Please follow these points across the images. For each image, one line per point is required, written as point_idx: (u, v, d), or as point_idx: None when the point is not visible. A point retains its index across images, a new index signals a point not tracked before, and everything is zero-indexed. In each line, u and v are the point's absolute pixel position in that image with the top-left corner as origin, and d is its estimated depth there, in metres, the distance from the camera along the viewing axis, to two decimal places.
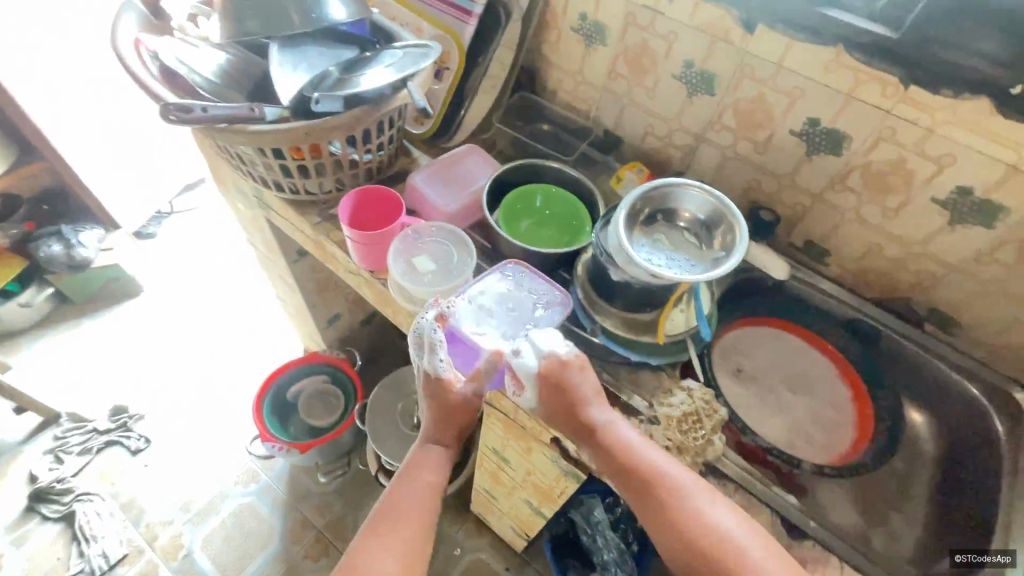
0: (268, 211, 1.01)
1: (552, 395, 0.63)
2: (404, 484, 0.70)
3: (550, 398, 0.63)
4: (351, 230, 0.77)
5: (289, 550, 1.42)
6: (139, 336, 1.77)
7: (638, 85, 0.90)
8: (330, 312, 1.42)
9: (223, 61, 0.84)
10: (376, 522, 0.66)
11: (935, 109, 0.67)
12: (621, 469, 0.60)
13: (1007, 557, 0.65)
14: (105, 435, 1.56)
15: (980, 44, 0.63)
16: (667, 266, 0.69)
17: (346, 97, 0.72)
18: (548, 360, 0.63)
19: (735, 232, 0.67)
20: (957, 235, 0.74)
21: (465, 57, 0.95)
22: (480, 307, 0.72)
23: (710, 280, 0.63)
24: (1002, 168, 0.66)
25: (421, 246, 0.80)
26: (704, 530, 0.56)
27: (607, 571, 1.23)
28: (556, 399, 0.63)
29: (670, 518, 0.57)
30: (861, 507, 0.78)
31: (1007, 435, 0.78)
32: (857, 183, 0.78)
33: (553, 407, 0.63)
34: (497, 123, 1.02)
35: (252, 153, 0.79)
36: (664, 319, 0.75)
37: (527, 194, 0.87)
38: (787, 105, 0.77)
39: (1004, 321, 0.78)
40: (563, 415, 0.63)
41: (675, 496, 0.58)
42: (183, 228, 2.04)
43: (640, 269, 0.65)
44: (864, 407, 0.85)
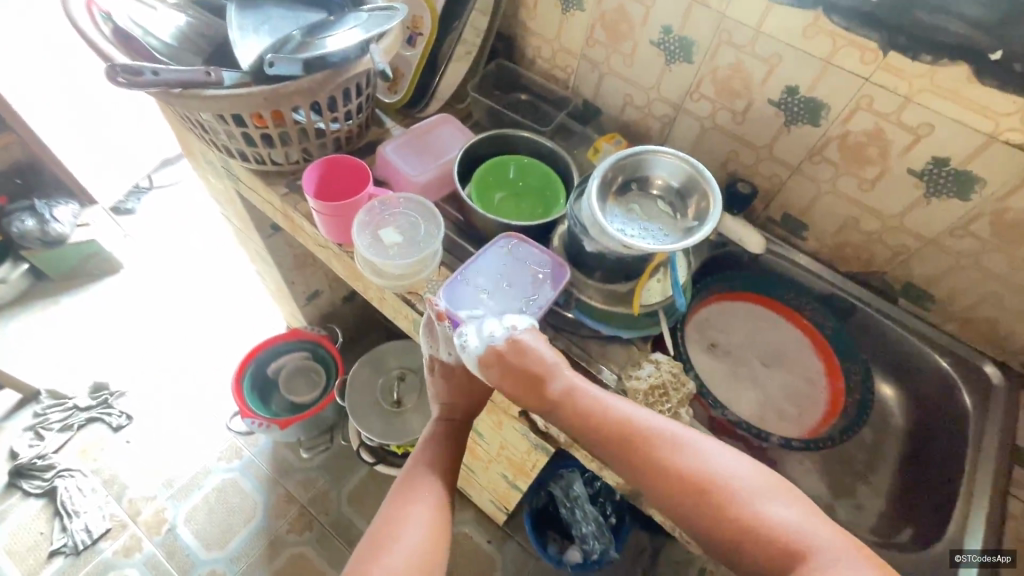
0: (237, 182, 0.98)
1: (503, 370, 0.62)
2: (421, 459, 0.71)
3: (505, 372, 0.62)
4: (314, 199, 0.75)
5: (272, 524, 1.43)
6: (119, 313, 1.75)
7: (616, 52, 0.88)
8: (310, 288, 1.40)
9: (183, 24, 0.81)
10: (398, 494, 0.67)
11: (914, 76, 0.65)
12: (586, 431, 0.58)
13: (1009, 558, 0.65)
14: (86, 412, 1.55)
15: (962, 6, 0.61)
16: (641, 237, 0.67)
17: (307, 60, 0.69)
18: (486, 351, 0.64)
19: (709, 199, 0.66)
20: (932, 207, 0.73)
21: (438, 22, 0.92)
22: (465, 288, 0.71)
23: (682, 249, 0.62)
24: (979, 138, 0.65)
25: (389, 218, 0.78)
26: (683, 469, 0.53)
27: (585, 544, 1.28)
28: (509, 372, 0.62)
29: (648, 470, 0.54)
30: (828, 480, 0.79)
31: (976, 409, 0.78)
32: (834, 154, 0.77)
33: (507, 381, 0.62)
34: (475, 93, 0.96)
35: (212, 121, 0.76)
36: (641, 289, 0.73)
37: (500, 165, 0.84)
38: (766, 73, 0.75)
39: (977, 295, 0.78)
40: (517, 386, 0.62)
41: (647, 442, 0.55)
42: (162, 204, 2.00)
43: (613, 239, 0.64)
44: (837, 380, 0.84)
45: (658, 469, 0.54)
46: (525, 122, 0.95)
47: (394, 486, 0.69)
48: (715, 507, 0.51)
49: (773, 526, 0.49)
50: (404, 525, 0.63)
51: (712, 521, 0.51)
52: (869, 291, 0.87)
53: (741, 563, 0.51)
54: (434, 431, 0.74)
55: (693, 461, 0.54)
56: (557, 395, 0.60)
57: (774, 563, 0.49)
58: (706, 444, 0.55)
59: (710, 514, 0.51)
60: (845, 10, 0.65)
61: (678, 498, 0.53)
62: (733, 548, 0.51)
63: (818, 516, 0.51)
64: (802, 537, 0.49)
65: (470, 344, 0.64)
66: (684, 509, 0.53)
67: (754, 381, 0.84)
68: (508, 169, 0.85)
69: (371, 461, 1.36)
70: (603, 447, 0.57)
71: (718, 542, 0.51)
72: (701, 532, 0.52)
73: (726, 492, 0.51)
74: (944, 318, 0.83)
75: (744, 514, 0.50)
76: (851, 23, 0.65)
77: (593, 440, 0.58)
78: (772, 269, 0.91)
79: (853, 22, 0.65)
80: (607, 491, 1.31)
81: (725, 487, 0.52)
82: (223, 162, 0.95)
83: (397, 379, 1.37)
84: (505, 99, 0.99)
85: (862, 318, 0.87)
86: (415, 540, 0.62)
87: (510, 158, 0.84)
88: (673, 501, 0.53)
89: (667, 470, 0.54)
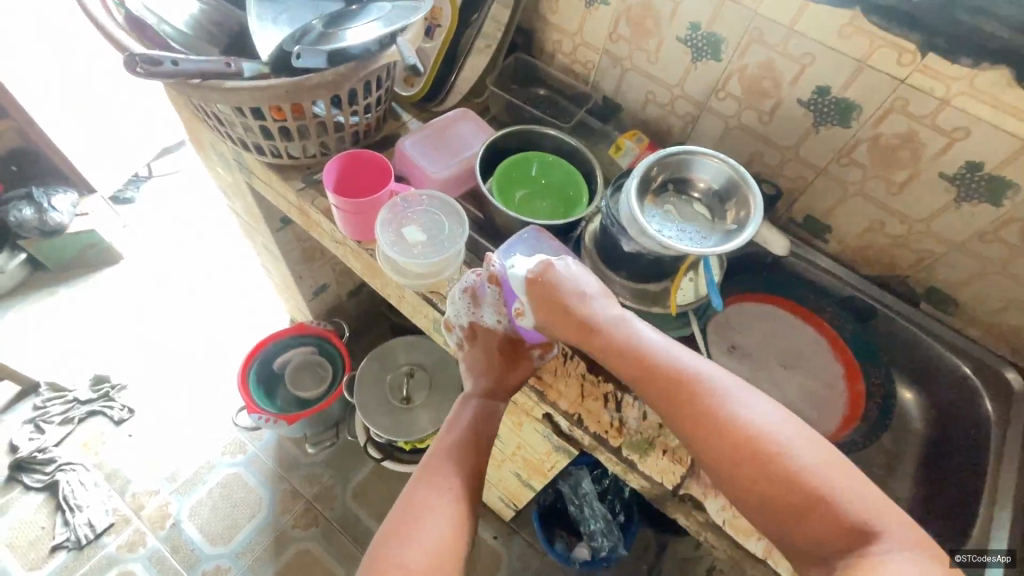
0: (248, 175, 0.96)
1: (551, 301, 0.63)
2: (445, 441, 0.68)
3: (552, 303, 0.63)
4: (335, 195, 0.73)
5: (278, 519, 1.42)
6: (119, 304, 1.72)
7: (640, 48, 0.86)
8: (317, 282, 1.38)
9: (196, 11, 0.78)
10: (423, 477, 0.64)
11: (952, 78, 0.64)
12: (638, 368, 0.58)
13: (1009, 558, 0.66)
14: (87, 404, 1.53)
15: (1004, 8, 0.60)
16: (676, 239, 0.67)
17: (331, 52, 0.67)
18: (537, 267, 0.64)
19: (750, 204, 0.65)
20: (961, 212, 0.73)
21: (458, 13, 0.89)
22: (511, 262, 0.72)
23: (721, 255, 0.61)
24: (1016, 143, 0.64)
25: (412, 217, 0.76)
26: (734, 424, 0.53)
27: (593, 541, 1.28)
28: (557, 302, 0.63)
29: (698, 417, 0.55)
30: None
31: (996, 414, 0.78)
32: (863, 156, 0.76)
33: (553, 308, 0.63)
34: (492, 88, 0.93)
35: (229, 113, 0.74)
36: (676, 289, 0.73)
37: (523, 161, 0.82)
38: (797, 72, 0.73)
39: (1002, 301, 0.77)
40: (564, 317, 0.63)
41: (705, 389, 0.55)
42: (163, 193, 1.96)
43: (652, 240, 0.63)
44: (857, 384, 0.83)
45: (714, 420, 0.54)
46: (545, 117, 0.93)
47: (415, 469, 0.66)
48: (769, 466, 0.51)
49: (829, 493, 0.49)
50: (430, 511, 0.60)
51: (759, 482, 0.51)
52: (890, 294, 0.87)
53: (781, 528, 0.51)
54: (460, 410, 0.72)
55: (753, 419, 0.53)
56: (605, 331, 0.61)
57: (820, 533, 0.49)
58: (758, 406, 0.54)
59: (763, 472, 0.51)
60: (884, 9, 0.63)
61: (727, 454, 0.53)
62: (778, 511, 0.51)
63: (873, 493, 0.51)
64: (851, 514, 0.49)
65: (518, 267, 0.66)
66: (733, 463, 0.52)
67: (776, 383, 0.84)
68: (531, 164, 0.83)
69: (379, 457, 1.35)
70: (654, 388, 0.57)
71: (761, 504, 0.51)
72: (744, 491, 0.52)
73: (777, 454, 0.51)
74: (966, 323, 0.83)
75: (801, 478, 0.50)
76: (889, 22, 0.64)
77: (642, 381, 0.58)
78: (792, 272, 0.91)
79: (892, 22, 0.64)
80: (615, 489, 1.30)
81: (785, 447, 0.52)
82: (235, 155, 0.93)
83: (405, 375, 1.36)
84: (524, 94, 0.97)
85: (884, 322, 0.86)
86: (440, 528, 0.59)
87: (534, 154, 0.82)
88: (720, 456, 0.53)
89: (724, 422, 0.53)
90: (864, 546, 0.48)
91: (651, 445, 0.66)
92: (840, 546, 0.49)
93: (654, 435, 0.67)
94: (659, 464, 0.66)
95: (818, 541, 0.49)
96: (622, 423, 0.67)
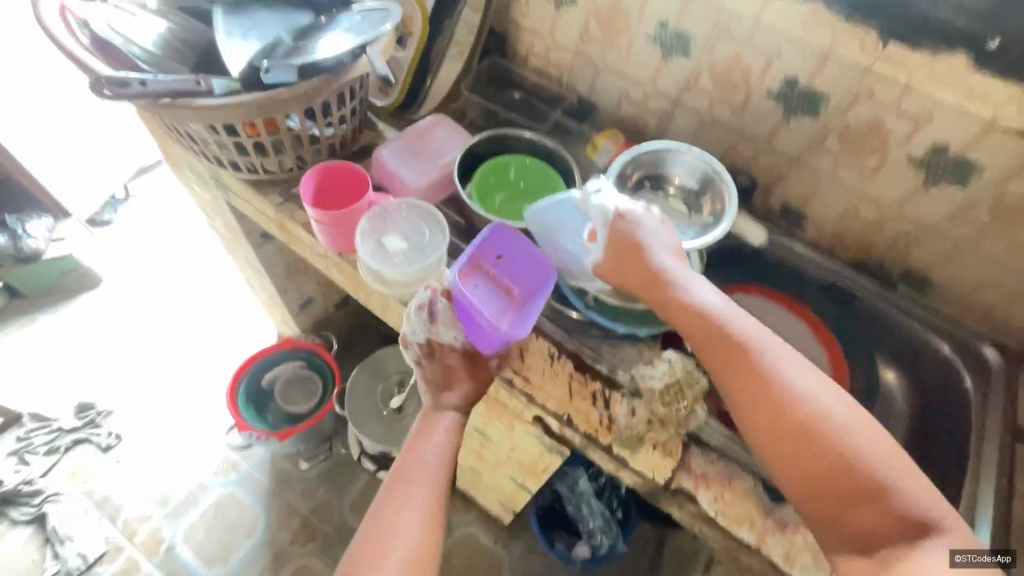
0: (226, 192, 0.95)
1: (627, 256, 0.63)
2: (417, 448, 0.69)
3: (628, 258, 0.63)
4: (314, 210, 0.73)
5: (274, 537, 1.41)
6: (101, 328, 1.69)
7: (611, 48, 0.87)
8: (302, 296, 1.37)
9: (163, 30, 0.77)
10: (393, 485, 0.66)
11: (913, 65, 0.65)
12: (702, 331, 0.59)
13: (1008, 558, 0.66)
14: (73, 433, 1.50)
15: None
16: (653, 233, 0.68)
17: (301, 66, 0.67)
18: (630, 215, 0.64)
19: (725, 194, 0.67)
20: (932, 194, 0.75)
21: (430, 21, 0.89)
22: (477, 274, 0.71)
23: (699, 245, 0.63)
24: (979, 126, 0.66)
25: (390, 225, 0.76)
26: (792, 396, 0.54)
27: (593, 539, 1.30)
28: (634, 258, 0.63)
29: (759, 383, 0.56)
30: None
31: (977, 390, 0.80)
32: (834, 145, 0.77)
33: (628, 263, 0.63)
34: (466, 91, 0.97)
35: (202, 131, 0.73)
36: None
37: (500, 167, 0.83)
38: (764, 65, 0.75)
39: (977, 279, 0.79)
40: (635, 273, 0.63)
41: (766, 359, 0.56)
42: (141, 213, 1.94)
43: (637, 234, 0.66)
44: (843, 368, 0.84)
45: (773, 393, 0.55)
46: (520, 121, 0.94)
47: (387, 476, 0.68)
48: (824, 447, 0.52)
49: (878, 478, 0.51)
50: (405, 514, 0.63)
51: (810, 454, 0.53)
52: (868, 277, 0.88)
53: (822, 504, 0.52)
54: (430, 421, 0.71)
55: (814, 400, 0.54)
56: (673, 292, 0.61)
57: (861, 512, 0.51)
58: (820, 387, 0.55)
59: (816, 448, 0.53)
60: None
61: (781, 421, 0.54)
62: (826, 489, 0.52)
63: (921, 485, 0.52)
64: (894, 504, 0.50)
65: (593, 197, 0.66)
66: (784, 433, 0.54)
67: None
68: (508, 169, 0.83)
69: (375, 467, 1.36)
70: (713, 351, 0.58)
71: (807, 484, 0.53)
72: (794, 470, 0.53)
73: (831, 433, 0.53)
74: (944, 302, 0.85)
75: (855, 460, 0.52)
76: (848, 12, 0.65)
77: (700, 352, 0.59)
78: (774, 260, 0.92)
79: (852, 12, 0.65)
80: (612, 486, 1.30)
81: (841, 428, 0.53)
82: (212, 173, 0.92)
83: (396, 384, 1.35)
84: (500, 98, 0.98)
85: (864, 305, 0.88)
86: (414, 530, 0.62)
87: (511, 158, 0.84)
88: (775, 424, 0.54)
89: (781, 395, 0.55)
90: (901, 533, 0.50)
91: (642, 441, 0.67)
92: (880, 535, 0.50)
93: (641, 431, 0.67)
94: (650, 459, 0.66)
95: (855, 524, 0.51)
96: (612, 420, 0.68)
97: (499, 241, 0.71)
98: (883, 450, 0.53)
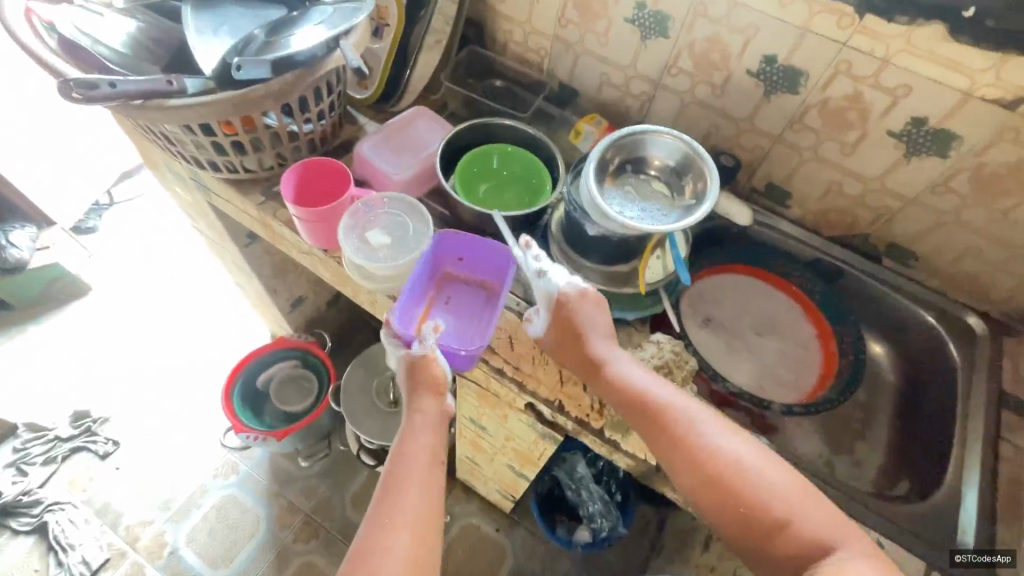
0: (208, 193, 0.94)
1: (553, 331, 0.65)
2: (399, 455, 0.63)
3: (555, 329, 0.65)
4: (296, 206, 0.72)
5: (278, 535, 1.42)
6: (91, 336, 1.68)
7: (590, 32, 0.86)
8: (293, 295, 1.36)
9: (133, 30, 0.76)
10: (387, 487, 0.60)
11: (890, 37, 0.66)
12: (624, 400, 0.61)
13: (1009, 558, 0.66)
14: (69, 442, 1.50)
15: None
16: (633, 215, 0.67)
17: (274, 61, 0.66)
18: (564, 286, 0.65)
19: (707, 175, 0.66)
20: (913, 166, 0.76)
21: (405, 11, 0.88)
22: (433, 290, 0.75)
23: (680, 227, 0.62)
24: (955, 97, 0.67)
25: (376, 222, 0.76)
26: (709, 455, 0.57)
27: (593, 523, 1.30)
28: (560, 330, 0.65)
29: (679, 446, 0.58)
30: (821, 444, 0.83)
31: (962, 358, 0.81)
32: (815, 121, 0.78)
33: (554, 335, 0.65)
34: (447, 83, 0.95)
35: (178, 132, 0.73)
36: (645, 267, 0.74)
37: (482, 156, 0.82)
38: (743, 44, 0.75)
39: (958, 249, 0.81)
40: (564, 345, 0.65)
41: (683, 423, 0.58)
42: (126, 218, 1.91)
43: (614, 223, 0.64)
44: (830, 343, 0.86)
45: (692, 454, 0.57)
46: (502, 109, 0.91)
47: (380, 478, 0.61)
48: (740, 497, 0.55)
49: (793, 520, 0.53)
50: (397, 528, 0.56)
51: (729, 506, 0.55)
52: (852, 252, 0.89)
53: (749, 548, 0.55)
54: (413, 424, 0.66)
55: (728, 454, 0.57)
56: (597, 363, 0.63)
57: (784, 556, 0.53)
58: (735, 441, 0.58)
59: (734, 500, 0.55)
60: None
61: (702, 480, 0.56)
62: (750, 534, 0.54)
63: (838, 518, 0.54)
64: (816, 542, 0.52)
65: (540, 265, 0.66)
66: (706, 490, 0.56)
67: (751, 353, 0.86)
68: (490, 158, 0.83)
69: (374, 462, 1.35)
70: (635, 418, 0.60)
71: (736, 531, 0.55)
72: (720, 516, 0.56)
73: (748, 487, 0.55)
74: (927, 273, 0.86)
75: (771, 504, 0.54)
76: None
77: (625, 417, 0.62)
78: (761, 240, 0.92)
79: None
80: (610, 470, 1.32)
81: (757, 477, 0.55)
82: (192, 174, 0.91)
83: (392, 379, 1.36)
84: (481, 87, 0.97)
85: (850, 281, 0.89)
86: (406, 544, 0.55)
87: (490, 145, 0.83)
88: (696, 483, 0.57)
89: (699, 454, 0.57)
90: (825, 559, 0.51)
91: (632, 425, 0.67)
92: (806, 567, 0.52)
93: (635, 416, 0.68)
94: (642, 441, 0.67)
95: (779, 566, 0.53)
96: (603, 405, 0.69)
97: (450, 246, 0.74)
98: (800, 494, 0.55)
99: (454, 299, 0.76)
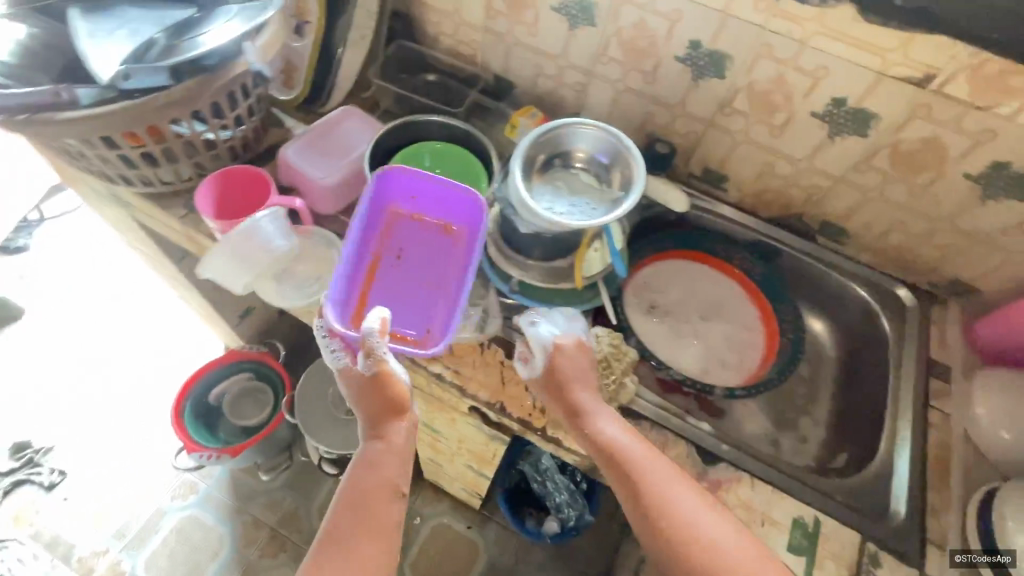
0: (128, 206, 0.89)
1: (544, 382, 0.65)
2: (360, 470, 0.65)
3: (545, 380, 0.66)
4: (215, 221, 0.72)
5: (244, 553, 1.38)
6: (25, 361, 1.59)
7: (518, 22, 0.84)
8: (240, 307, 1.31)
9: (22, 36, 0.70)
10: (350, 506, 0.63)
11: (805, 19, 0.67)
12: (602, 453, 0.62)
13: (1009, 558, 0.66)
14: (9, 476, 1.42)
15: None
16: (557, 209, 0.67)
17: (173, 66, 0.62)
18: (556, 338, 0.67)
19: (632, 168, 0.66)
20: (837, 146, 0.78)
21: (325, 7, 0.83)
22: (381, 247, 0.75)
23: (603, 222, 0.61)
24: (871, 77, 0.69)
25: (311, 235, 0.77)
26: (675, 518, 0.58)
27: (561, 513, 1.31)
28: (549, 384, 0.65)
29: (649, 504, 0.59)
30: (772, 424, 0.86)
31: (893, 331, 0.86)
32: (744, 105, 0.79)
33: (541, 386, 0.66)
34: (377, 81, 0.90)
35: (78, 146, 0.68)
36: (581, 262, 0.73)
37: (413, 156, 0.80)
38: (668, 28, 0.74)
39: (886, 224, 0.85)
40: (552, 399, 0.65)
41: (654, 482, 0.60)
42: (60, 233, 1.79)
43: (543, 219, 0.63)
44: (770, 322, 0.90)
45: (660, 513, 0.59)
46: (440, 107, 0.89)
47: (341, 490, 0.65)
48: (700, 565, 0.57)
49: None
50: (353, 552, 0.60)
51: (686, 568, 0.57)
52: (791, 233, 0.92)
53: None
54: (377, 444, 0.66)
55: (694, 521, 0.58)
56: (585, 411, 0.64)
57: None
58: (703, 513, 0.59)
59: (693, 564, 0.57)
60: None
61: (665, 542, 0.58)
62: None
63: None
64: None
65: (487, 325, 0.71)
66: (666, 548, 0.58)
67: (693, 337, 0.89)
68: (421, 148, 0.80)
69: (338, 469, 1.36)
70: (612, 471, 0.61)
71: None
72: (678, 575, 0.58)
73: (710, 554, 0.57)
74: (860, 249, 0.91)
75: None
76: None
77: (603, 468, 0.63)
78: (703, 224, 0.94)
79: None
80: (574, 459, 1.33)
81: (716, 548, 0.57)
82: (115, 197, 0.87)
83: None
84: (414, 82, 0.94)
85: (789, 261, 0.92)
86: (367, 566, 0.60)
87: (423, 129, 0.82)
88: (658, 541, 0.59)
89: (667, 515, 0.58)
90: None
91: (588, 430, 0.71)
92: None
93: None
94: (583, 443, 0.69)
95: None
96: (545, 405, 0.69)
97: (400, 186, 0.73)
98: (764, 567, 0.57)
99: (402, 244, 0.76)
